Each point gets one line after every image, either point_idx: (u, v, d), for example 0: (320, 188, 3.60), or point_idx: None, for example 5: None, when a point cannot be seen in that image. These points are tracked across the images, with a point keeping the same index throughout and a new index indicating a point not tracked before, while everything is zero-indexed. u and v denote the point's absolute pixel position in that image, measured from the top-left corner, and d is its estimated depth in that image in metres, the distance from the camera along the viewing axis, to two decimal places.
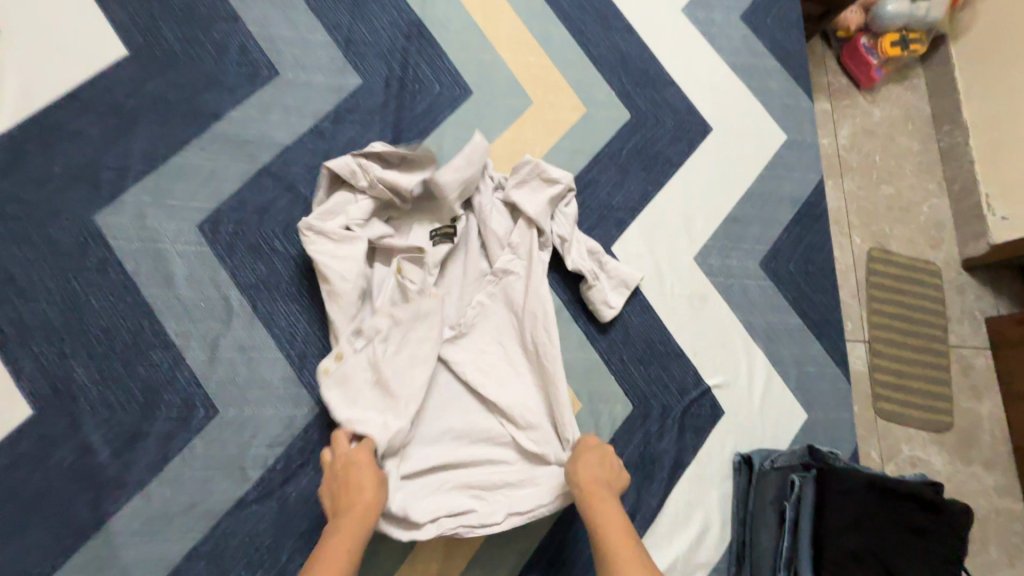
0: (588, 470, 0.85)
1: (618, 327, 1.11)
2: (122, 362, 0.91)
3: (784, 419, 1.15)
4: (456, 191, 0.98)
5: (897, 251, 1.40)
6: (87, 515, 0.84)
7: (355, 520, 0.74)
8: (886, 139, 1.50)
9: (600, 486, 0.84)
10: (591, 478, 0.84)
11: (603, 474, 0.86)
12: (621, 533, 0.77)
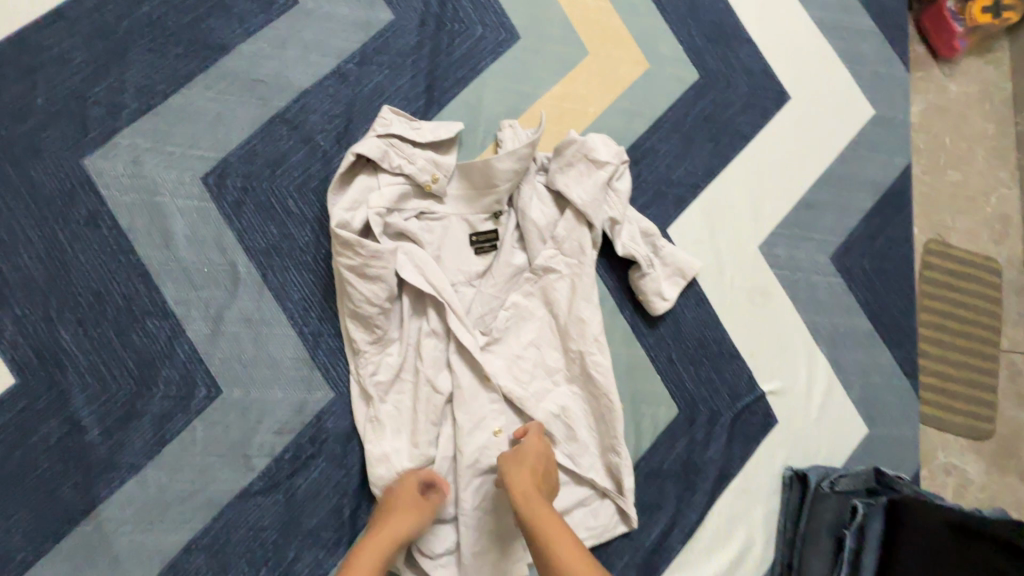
0: (515, 467, 0.79)
1: (669, 321, 0.99)
2: (114, 331, 0.80)
3: (843, 433, 1.03)
4: (508, 183, 0.91)
5: (958, 243, 1.15)
6: (76, 498, 0.75)
7: (387, 541, 0.72)
8: (959, 118, 1.21)
9: (529, 485, 0.77)
10: (518, 477, 0.78)
11: (533, 470, 0.79)
12: (563, 545, 0.70)
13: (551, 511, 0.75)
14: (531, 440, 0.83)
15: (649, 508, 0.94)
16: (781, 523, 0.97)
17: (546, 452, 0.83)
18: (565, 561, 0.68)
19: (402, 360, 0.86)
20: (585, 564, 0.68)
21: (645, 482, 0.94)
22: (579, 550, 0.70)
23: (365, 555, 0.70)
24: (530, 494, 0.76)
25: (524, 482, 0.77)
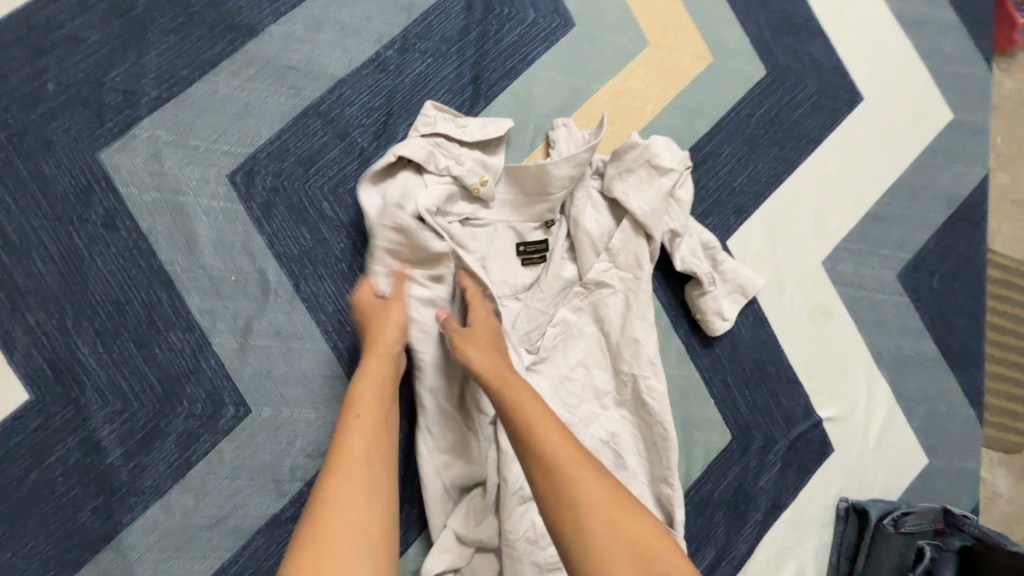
0: (476, 347, 0.70)
1: (724, 341, 0.93)
2: (134, 344, 0.74)
3: (901, 463, 0.97)
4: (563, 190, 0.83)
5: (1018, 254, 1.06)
6: (96, 524, 0.70)
7: (383, 388, 0.65)
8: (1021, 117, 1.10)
9: (488, 361, 0.68)
10: (480, 355, 0.69)
11: (489, 344, 0.71)
12: (538, 417, 0.61)
13: (522, 385, 0.66)
14: (480, 315, 0.75)
15: (697, 538, 0.89)
16: (833, 560, 0.91)
17: (495, 327, 0.74)
18: (543, 439, 0.59)
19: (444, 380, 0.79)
20: (567, 446, 0.59)
21: (694, 511, 0.89)
22: (553, 424, 0.61)
23: (362, 398, 0.63)
24: (495, 369, 0.67)
25: (484, 359, 0.68)
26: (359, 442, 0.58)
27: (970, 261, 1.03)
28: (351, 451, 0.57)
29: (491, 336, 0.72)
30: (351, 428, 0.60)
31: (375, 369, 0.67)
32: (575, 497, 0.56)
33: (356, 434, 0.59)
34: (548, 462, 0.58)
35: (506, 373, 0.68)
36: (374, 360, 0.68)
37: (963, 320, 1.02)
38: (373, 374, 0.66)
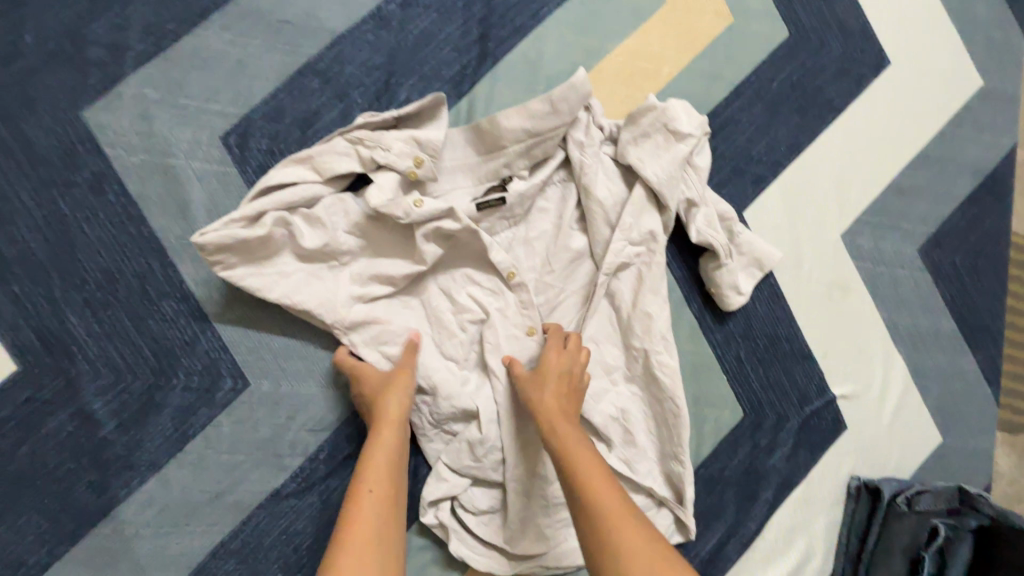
0: (546, 386, 0.72)
1: (739, 316, 0.90)
2: (126, 314, 0.71)
3: (914, 441, 0.95)
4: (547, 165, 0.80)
5: None
6: (91, 499, 0.68)
7: (390, 453, 0.65)
8: None
9: (556, 404, 0.71)
10: (549, 398, 0.72)
11: (557, 385, 0.73)
12: (586, 463, 0.64)
13: (580, 432, 0.69)
14: (552, 352, 0.75)
15: (705, 516, 0.87)
16: (843, 538, 0.90)
17: (575, 363, 0.75)
18: (589, 487, 0.61)
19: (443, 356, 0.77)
20: (614, 491, 0.61)
21: (703, 489, 0.87)
22: (607, 473, 0.63)
23: (373, 468, 0.63)
24: (559, 415, 0.70)
25: (550, 402, 0.71)
26: (368, 508, 0.59)
27: (999, 235, 1.00)
28: (362, 515, 0.58)
29: (563, 371, 0.74)
30: (360, 494, 0.60)
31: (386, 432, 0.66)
32: (614, 544, 0.56)
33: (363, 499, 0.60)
34: (591, 515, 0.59)
35: (568, 418, 0.71)
36: (388, 428, 0.67)
37: (988, 296, 0.99)
38: (388, 436, 0.66)
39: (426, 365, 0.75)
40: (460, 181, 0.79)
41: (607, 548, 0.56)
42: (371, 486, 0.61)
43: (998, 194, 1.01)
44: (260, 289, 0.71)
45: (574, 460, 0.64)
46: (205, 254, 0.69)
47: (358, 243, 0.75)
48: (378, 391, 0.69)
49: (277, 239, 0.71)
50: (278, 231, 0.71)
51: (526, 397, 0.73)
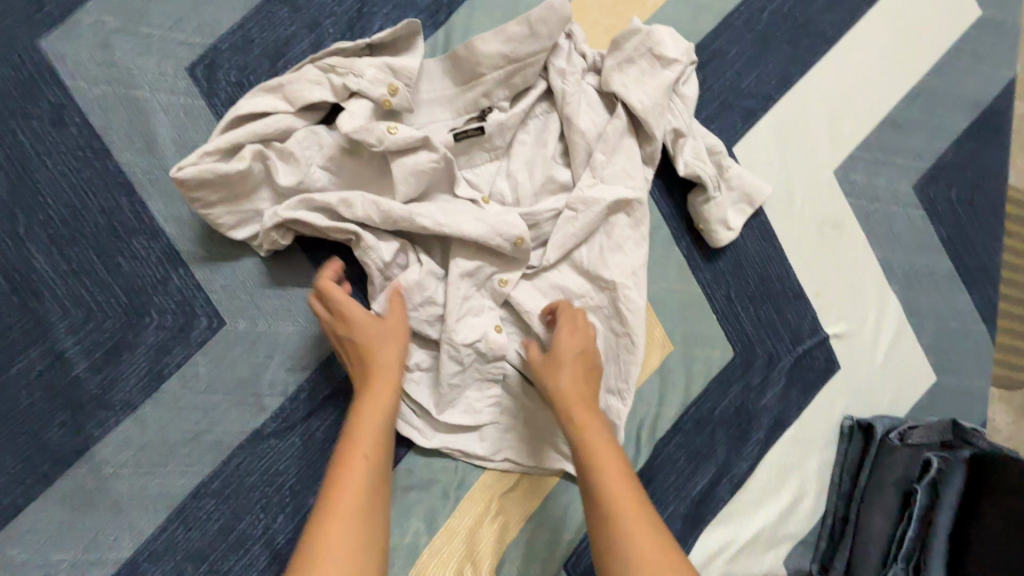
0: (566, 368, 0.70)
1: (728, 254, 0.88)
2: (94, 251, 0.68)
3: (908, 380, 0.94)
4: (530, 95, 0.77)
5: None
6: (66, 438, 0.67)
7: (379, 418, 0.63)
8: None
9: (576, 391, 0.69)
10: (570, 383, 0.69)
11: (577, 368, 0.71)
12: (604, 453, 0.63)
13: (599, 421, 0.67)
14: (565, 333, 0.72)
15: (696, 456, 0.85)
16: (835, 476, 0.89)
17: (587, 342, 0.73)
18: (609, 481, 0.60)
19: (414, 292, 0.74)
20: (631, 489, 0.60)
21: (694, 430, 0.86)
22: (625, 467, 0.62)
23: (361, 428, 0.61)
24: (579, 401, 0.68)
25: (568, 390, 0.69)
26: (356, 474, 0.57)
27: (995, 172, 0.98)
28: (350, 483, 0.56)
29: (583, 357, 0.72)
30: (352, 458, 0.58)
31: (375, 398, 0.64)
32: (624, 542, 0.56)
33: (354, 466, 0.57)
34: (605, 511, 0.59)
35: (590, 405, 0.69)
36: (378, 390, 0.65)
37: (984, 234, 0.97)
38: (381, 402, 0.64)
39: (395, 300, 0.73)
40: (438, 114, 0.76)
41: (615, 554, 0.56)
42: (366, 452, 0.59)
43: (996, 129, 0.98)
44: (235, 227, 0.69)
45: (593, 451, 0.63)
46: (184, 191, 0.65)
47: (332, 179, 0.72)
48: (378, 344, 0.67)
49: (256, 175, 0.67)
50: (257, 166, 0.67)
51: (549, 378, 0.70)
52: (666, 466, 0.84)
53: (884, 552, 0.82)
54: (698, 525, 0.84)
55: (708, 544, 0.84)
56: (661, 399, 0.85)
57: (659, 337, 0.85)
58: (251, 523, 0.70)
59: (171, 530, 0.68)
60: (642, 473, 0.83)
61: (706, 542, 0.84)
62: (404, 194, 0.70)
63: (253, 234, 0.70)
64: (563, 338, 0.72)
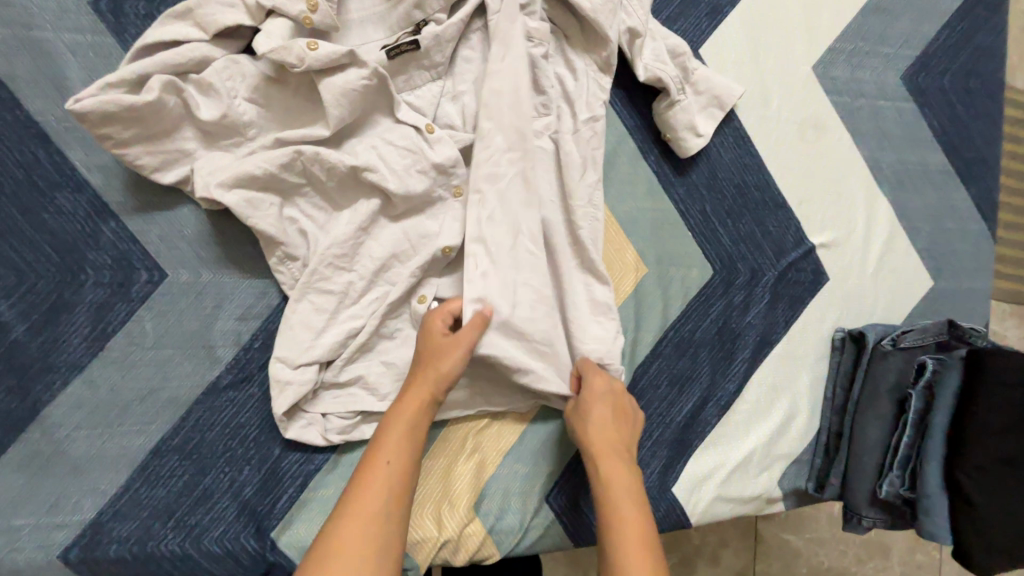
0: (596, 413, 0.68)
1: (701, 165, 0.82)
2: (17, 209, 0.65)
3: (904, 287, 0.88)
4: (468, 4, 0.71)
5: None
6: (14, 404, 0.64)
7: (399, 450, 0.60)
8: None
9: (607, 435, 0.67)
10: (599, 427, 0.68)
11: (611, 410, 0.69)
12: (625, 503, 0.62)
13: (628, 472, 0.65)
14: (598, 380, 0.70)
15: (679, 380, 0.81)
16: (828, 390, 0.85)
17: (620, 385, 0.72)
18: (626, 545, 0.59)
19: (356, 226, 0.68)
20: (645, 551, 0.58)
21: (675, 354, 0.81)
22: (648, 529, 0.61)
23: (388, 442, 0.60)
24: (608, 449, 0.66)
25: (599, 436, 0.67)
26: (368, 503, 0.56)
27: (989, 55, 0.91)
28: (371, 487, 0.57)
29: (611, 405, 0.69)
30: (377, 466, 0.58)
31: (404, 413, 0.62)
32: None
33: (377, 476, 0.58)
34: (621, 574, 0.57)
35: (623, 457, 0.67)
36: (412, 405, 0.63)
37: (979, 123, 0.90)
38: (402, 426, 0.61)
39: (335, 235, 0.68)
40: (370, 33, 0.70)
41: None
42: (388, 459, 0.59)
43: (988, 7, 0.91)
44: (159, 170, 0.65)
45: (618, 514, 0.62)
46: (91, 128, 0.61)
47: (260, 112, 0.67)
48: (433, 360, 0.64)
49: (172, 109, 0.63)
50: (172, 99, 0.62)
51: (583, 414, 0.69)
52: (647, 392, 0.80)
53: (879, 461, 0.79)
54: (685, 451, 0.81)
55: (697, 469, 0.81)
56: (638, 324, 0.81)
57: (632, 259, 0.80)
58: (217, 478, 0.67)
59: (134, 489, 0.66)
60: None
61: (694, 467, 0.81)
62: (334, 116, 0.65)
63: (181, 177, 0.66)
64: (591, 390, 0.70)
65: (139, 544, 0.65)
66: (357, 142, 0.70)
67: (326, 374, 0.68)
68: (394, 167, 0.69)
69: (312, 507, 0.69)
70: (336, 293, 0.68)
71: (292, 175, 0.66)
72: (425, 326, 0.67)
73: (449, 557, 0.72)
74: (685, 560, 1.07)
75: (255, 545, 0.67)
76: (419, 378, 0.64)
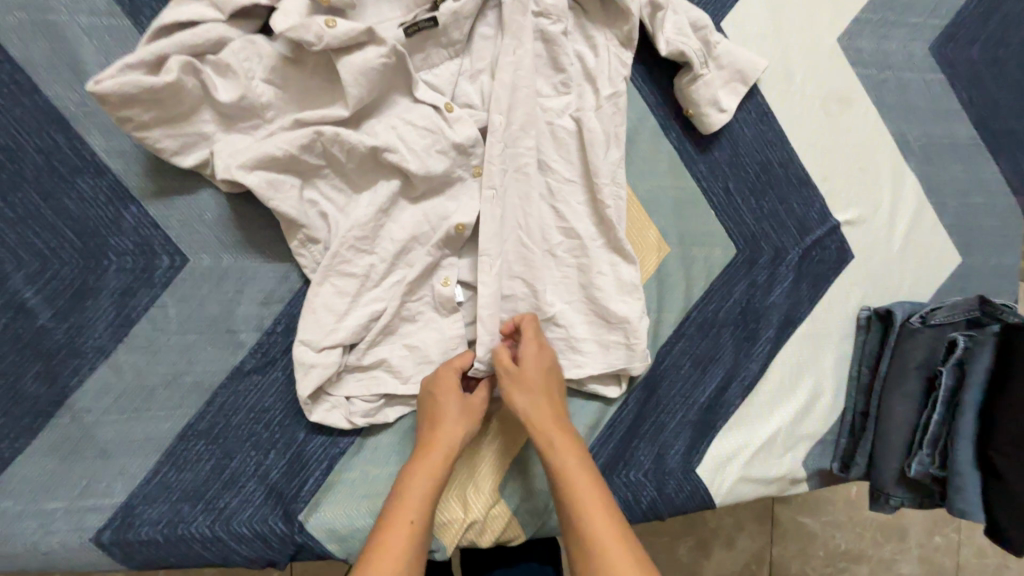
0: (528, 395, 0.66)
1: (723, 141, 0.81)
2: (40, 195, 0.65)
3: (931, 264, 0.86)
4: None
5: None
6: (41, 390, 0.65)
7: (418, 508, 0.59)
8: None
9: (548, 411, 0.66)
10: (536, 406, 0.66)
11: (545, 388, 0.67)
12: (577, 473, 0.62)
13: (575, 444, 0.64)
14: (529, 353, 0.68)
15: (702, 361, 0.80)
16: (853, 369, 0.84)
17: (552, 357, 0.69)
18: (587, 513, 0.58)
19: (376, 207, 0.68)
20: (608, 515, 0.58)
21: (698, 334, 0.80)
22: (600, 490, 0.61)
23: (409, 501, 0.60)
24: (553, 425, 0.65)
25: (540, 415, 0.66)
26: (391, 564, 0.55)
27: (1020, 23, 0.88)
28: (393, 546, 0.56)
29: (541, 382, 0.67)
30: (398, 527, 0.58)
31: (424, 471, 0.62)
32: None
33: (399, 535, 0.57)
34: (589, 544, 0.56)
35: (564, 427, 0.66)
36: (431, 462, 0.63)
37: (1010, 94, 0.88)
38: (421, 483, 0.61)
39: (356, 217, 0.67)
40: (387, 11, 0.68)
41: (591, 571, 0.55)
42: (412, 518, 0.58)
43: None
44: (179, 153, 0.64)
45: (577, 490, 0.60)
46: (111, 111, 0.60)
47: (278, 93, 0.66)
48: (446, 421, 0.65)
49: (191, 91, 0.62)
50: (190, 81, 0.61)
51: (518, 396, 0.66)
52: (669, 373, 0.79)
53: (907, 440, 0.77)
54: (709, 432, 0.80)
55: (721, 450, 0.80)
56: (660, 304, 0.80)
57: (654, 238, 0.79)
58: (244, 461, 0.68)
59: (164, 472, 0.66)
60: (645, 381, 0.79)
61: (719, 448, 0.80)
62: (353, 96, 0.64)
63: (201, 160, 0.65)
64: (523, 372, 0.67)
65: (169, 526, 0.65)
66: (376, 122, 0.69)
67: (349, 357, 0.68)
68: (414, 147, 0.68)
69: (339, 490, 0.69)
70: (359, 274, 0.68)
71: (312, 157, 0.66)
72: (434, 380, 0.67)
73: (475, 538, 0.71)
74: (703, 544, 1.06)
75: (283, 528, 0.67)
76: (433, 436, 0.64)
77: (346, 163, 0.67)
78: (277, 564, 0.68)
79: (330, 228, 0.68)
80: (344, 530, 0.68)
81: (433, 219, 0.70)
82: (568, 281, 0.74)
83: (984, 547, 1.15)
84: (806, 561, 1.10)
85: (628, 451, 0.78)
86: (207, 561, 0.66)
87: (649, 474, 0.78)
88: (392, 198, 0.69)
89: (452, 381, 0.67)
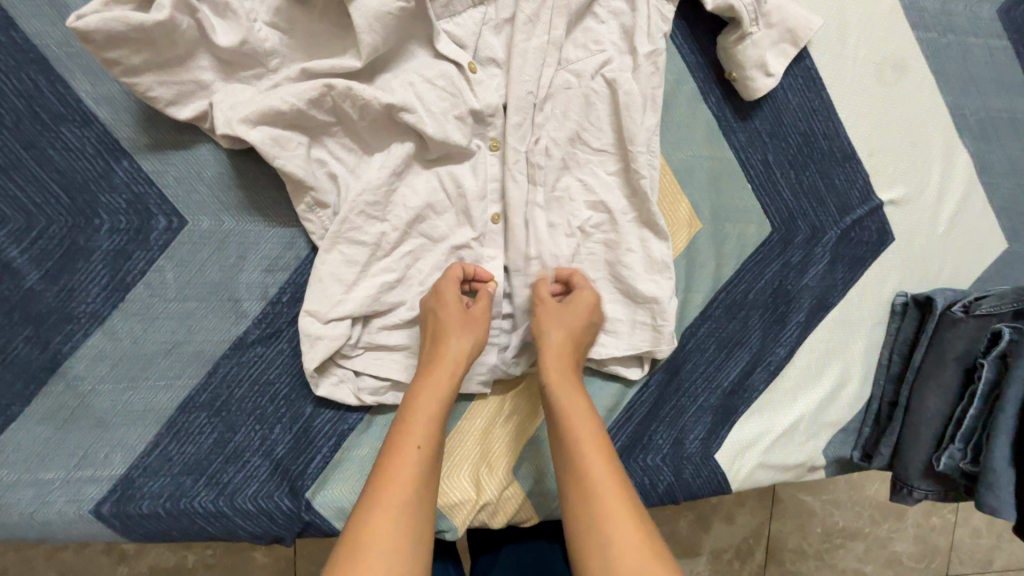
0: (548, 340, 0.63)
1: (765, 109, 0.74)
2: (22, 146, 0.60)
3: (975, 250, 0.81)
4: None
5: None
6: (33, 355, 0.61)
7: (428, 430, 0.56)
8: None
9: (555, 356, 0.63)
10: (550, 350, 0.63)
11: (557, 338, 0.63)
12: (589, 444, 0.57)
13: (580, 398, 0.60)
14: (563, 310, 0.65)
15: (728, 343, 0.76)
16: (884, 357, 0.80)
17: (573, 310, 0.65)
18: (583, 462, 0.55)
19: (389, 170, 0.63)
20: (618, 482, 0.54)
21: (725, 316, 0.76)
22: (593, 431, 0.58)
23: (417, 424, 0.56)
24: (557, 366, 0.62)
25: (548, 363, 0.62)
26: (401, 492, 0.52)
27: None
28: (399, 478, 0.53)
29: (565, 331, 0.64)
30: (404, 451, 0.54)
31: (434, 391, 0.59)
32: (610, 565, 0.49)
33: (402, 480, 0.52)
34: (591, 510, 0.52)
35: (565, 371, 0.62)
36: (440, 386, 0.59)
37: None
38: (429, 403, 0.58)
39: (368, 180, 0.62)
40: None
41: (600, 540, 0.51)
42: (418, 442, 0.55)
43: None
44: (174, 103, 0.59)
45: (572, 429, 0.58)
46: (96, 51, 0.54)
47: (283, 39, 0.59)
48: (451, 331, 0.61)
49: (186, 32, 0.56)
50: (185, 20, 0.55)
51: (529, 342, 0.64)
52: (693, 355, 0.76)
53: (936, 433, 0.74)
54: (730, 417, 0.77)
55: (742, 435, 0.77)
56: (687, 283, 0.75)
57: (686, 213, 0.74)
58: (248, 435, 0.64)
59: (165, 444, 0.63)
60: (668, 363, 0.75)
61: (739, 434, 0.77)
62: (366, 45, 0.58)
63: (198, 112, 0.59)
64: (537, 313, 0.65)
65: (172, 500, 0.62)
66: (392, 76, 0.63)
67: (356, 330, 0.64)
68: (431, 108, 0.62)
69: (346, 467, 0.66)
70: (370, 243, 0.63)
71: (322, 113, 0.60)
72: (437, 299, 0.62)
73: (487, 520, 0.69)
74: (702, 517, 1.05)
75: (290, 504, 0.64)
76: (440, 357, 0.60)
77: (359, 120, 0.62)
78: (284, 540, 0.65)
79: (339, 191, 0.63)
80: (352, 509, 0.65)
81: (451, 183, 0.65)
82: (592, 257, 0.70)
83: (979, 528, 1.15)
84: (803, 537, 1.10)
85: (647, 435, 0.75)
86: (211, 535, 0.64)
87: (666, 458, 0.75)
88: (405, 163, 0.64)
89: (455, 310, 0.62)
